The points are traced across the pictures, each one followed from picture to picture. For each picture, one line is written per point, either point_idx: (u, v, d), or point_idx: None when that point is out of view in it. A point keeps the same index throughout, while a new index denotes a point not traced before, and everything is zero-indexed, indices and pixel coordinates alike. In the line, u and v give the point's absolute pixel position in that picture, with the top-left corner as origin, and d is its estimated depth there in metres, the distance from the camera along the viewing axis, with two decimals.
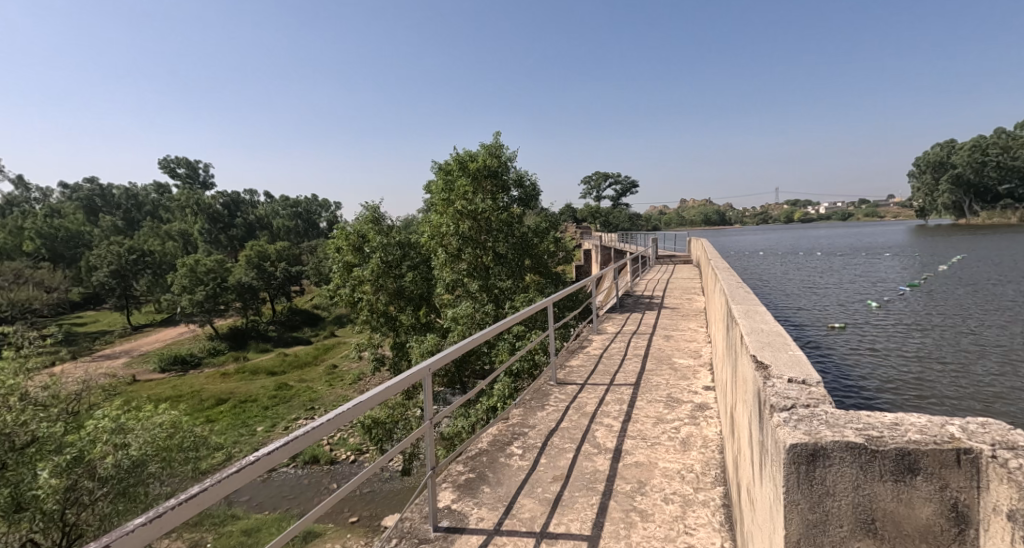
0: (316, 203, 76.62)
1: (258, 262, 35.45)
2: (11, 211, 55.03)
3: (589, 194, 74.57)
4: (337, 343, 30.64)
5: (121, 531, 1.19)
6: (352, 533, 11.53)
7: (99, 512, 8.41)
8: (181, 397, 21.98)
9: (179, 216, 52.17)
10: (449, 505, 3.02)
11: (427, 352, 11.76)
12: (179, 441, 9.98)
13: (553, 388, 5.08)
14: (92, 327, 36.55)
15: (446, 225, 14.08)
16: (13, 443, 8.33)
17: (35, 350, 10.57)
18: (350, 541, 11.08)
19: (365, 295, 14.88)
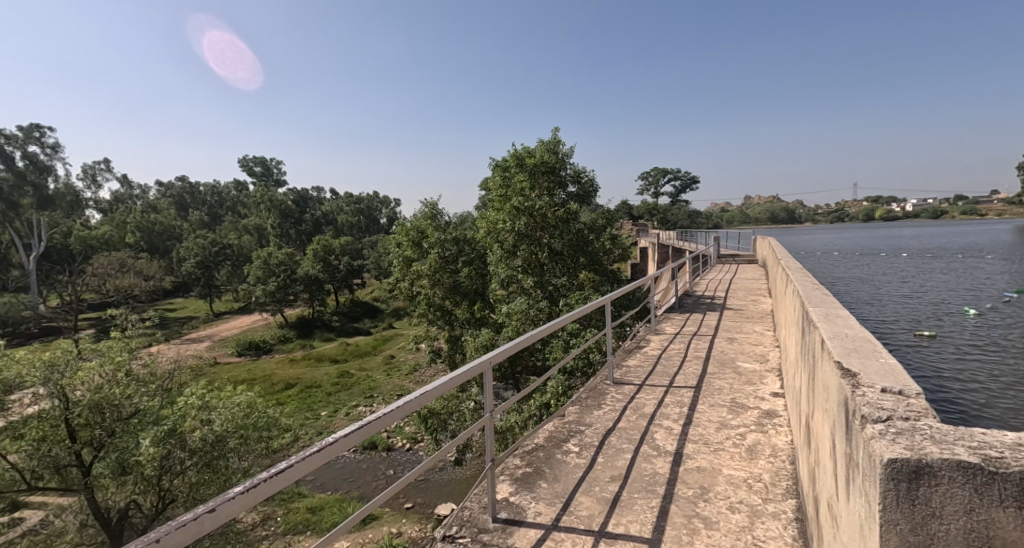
0: (379, 200, 79.76)
1: (324, 256, 37.48)
2: (117, 208, 61.45)
3: (647, 192, 72.62)
4: (395, 335, 31.77)
5: (225, 497, 1.35)
6: (407, 519, 12.00)
7: (189, 480, 9.31)
8: (255, 380, 23.69)
9: (255, 210, 56.05)
10: (507, 497, 3.06)
11: (481, 346, 11.95)
12: (255, 420, 10.66)
13: (610, 388, 5.01)
14: (180, 313, 40.09)
15: (503, 223, 14.20)
16: (120, 413, 9.39)
17: (138, 332, 11.76)
18: (405, 527, 11.56)
19: (423, 289, 15.30)
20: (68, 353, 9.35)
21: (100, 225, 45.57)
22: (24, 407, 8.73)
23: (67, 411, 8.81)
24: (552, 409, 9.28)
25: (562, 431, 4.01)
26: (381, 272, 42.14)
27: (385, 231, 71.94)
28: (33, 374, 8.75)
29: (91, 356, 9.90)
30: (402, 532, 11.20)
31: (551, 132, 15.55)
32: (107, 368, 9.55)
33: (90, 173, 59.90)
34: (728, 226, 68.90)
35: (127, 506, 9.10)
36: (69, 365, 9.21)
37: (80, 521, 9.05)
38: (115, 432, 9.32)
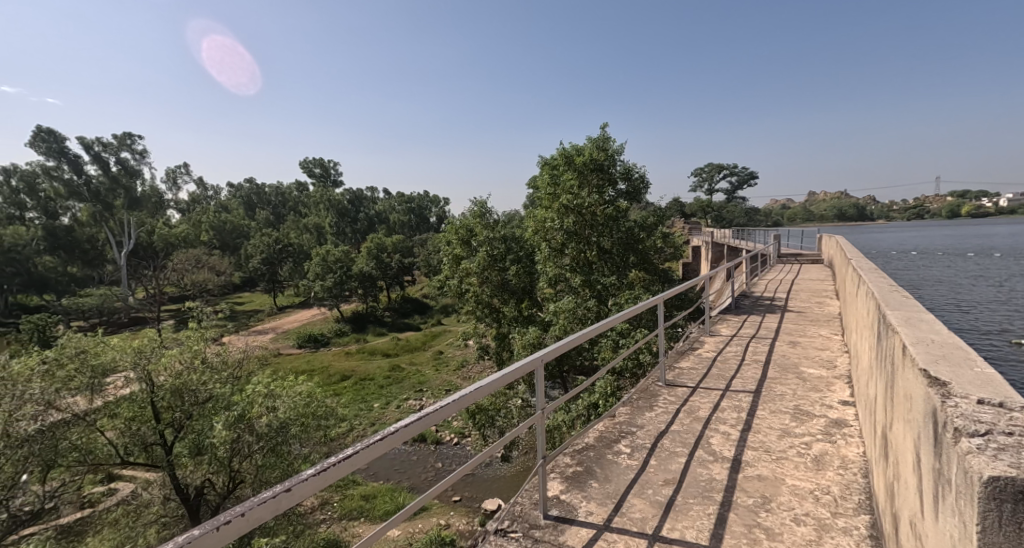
0: (429, 199, 81.52)
1: (377, 254, 38.73)
2: (193, 208, 66.32)
3: (701, 188, 69.82)
4: (444, 331, 32.41)
5: (299, 478, 1.51)
6: (455, 511, 12.30)
7: (256, 463, 9.92)
8: (314, 371, 24.90)
9: (314, 210, 58.81)
10: (558, 494, 3.05)
11: (528, 344, 11.97)
12: (316, 409, 11.13)
13: (662, 389, 4.88)
14: (247, 306, 42.78)
15: (551, 221, 14.15)
16: (197, 398, 10.15)
17: (211, 323, 12.65)
18: (453, 519, 11.86)
19: (471, 286, 15.53)
20: (154, 341, 10.24)
21: (179, 224, 49.43)
22: (117, 389, 9.65)
23: (152, 394, 9.67)
24: (601, 410, 9.19)
25: (614, 431, 3.94)
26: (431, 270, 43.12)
27: (434, 229, 73.42)
28: (125, 359, 9.67)
29: (172, 345, 10.76)
30: (450, 525, 11.50)
31: (601, 128, 15.36)
32: (186, 355, 10.36)
33: (171, 176, 65.09)
34: (789, 223, 65.14)
35: (203, 483, 9.83)
36: (154, 352, 10.08)
37: (163, 495, 9.85)
38: (192, 415, 10.08)
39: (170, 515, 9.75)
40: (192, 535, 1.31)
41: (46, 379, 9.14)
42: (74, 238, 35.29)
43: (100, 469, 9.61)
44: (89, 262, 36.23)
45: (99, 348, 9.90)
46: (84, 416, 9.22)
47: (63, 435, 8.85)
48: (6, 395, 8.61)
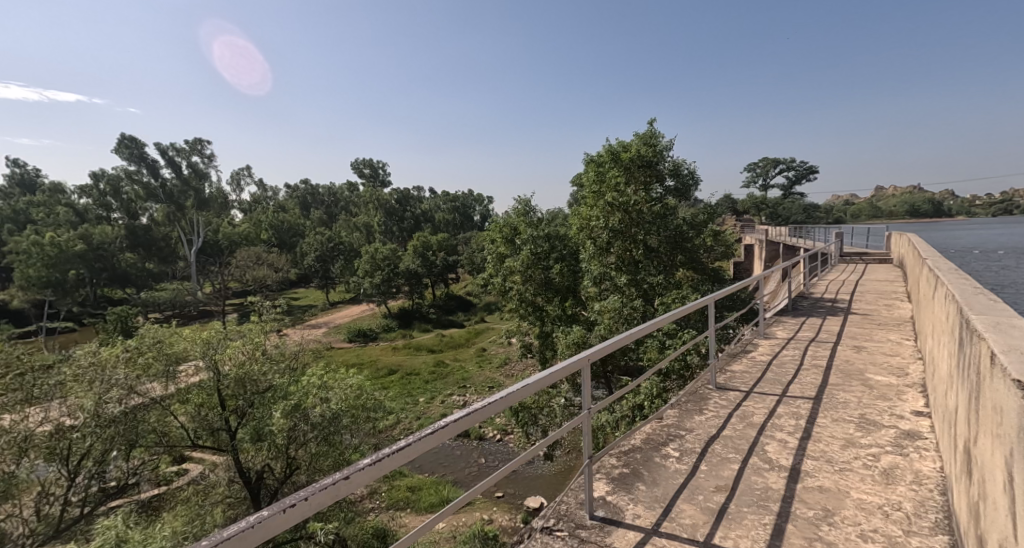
0: (473, 198, 82.35)
1: (423, 252, 39.49)
2: (254, 208, 70.11)
3: (754, 183, 66.70)
4: (487, 329, 32.71)
5: (356, 467, 1.61)
6: (497, 507, 12.43)
7: (310, 451, 10.41)
8: (363, 365, 25.78)
9: (364, 209, 60.75)
10: (604, 496, 3.01)
11: (572, 343, 11.88)
12: (365, 401, 11.47)
13: (712, 393, 4.71)
14: (302, 301, 44.79)
15: (596, 219, 13.93)
16: (257, 387, 10.74)
17: (271, 317, 13.37)
18: (496, 514, 11.99)
19: (515, 285, 15.55)
20: (220, 333, 10.93)
21: (241, 223, 52.44)
22: (188, 376, 10.37)
23: (218, 382, 10.33)
24: (647, 411, 9.02)
25: (663, 434, 3.84)
26: (475, 268, 43.63)
27: (479, 228, 74.16)
28: (195, 349, 10.41)
29: (235, 337, 11.45)
30: (493, 520, 11.64)
31: (649, 124, 15.03)
32: (248, 346, 11.00)
33: (234, 178, 69.14)
34: (852, 220, 61.18)
35: (263, 468, 10.39)
36: (220, 343, 10.76)
37: (228, 477, 10.51)
38: (254, 403, 10.68)
39: (234, 496, 10.41)
40: (261, 516, 1.40)
41: (128, 365, 9.94)
42: (151, 237, 38.15)
43: (172, 451, 10.37)
44: (163, 259, 39.01)
45: (172, 338, 10.68)
46: (159, 401, 9.96)
47: (142, 418, 9.61)
48: (95, 378, 9.39)
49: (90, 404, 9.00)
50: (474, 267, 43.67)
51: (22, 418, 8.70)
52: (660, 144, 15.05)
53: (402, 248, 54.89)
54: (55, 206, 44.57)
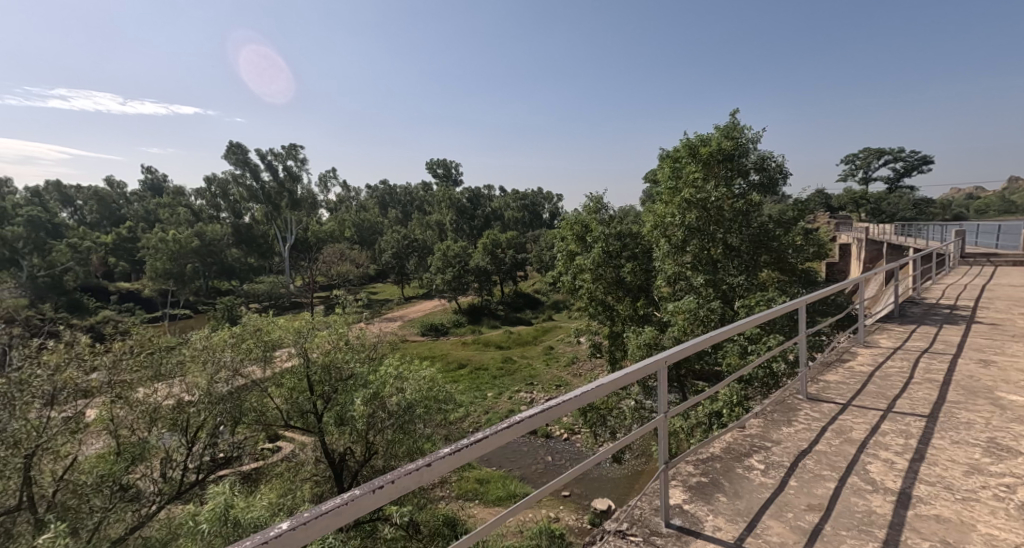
0: (542, 196, 82.16)
1: (493, 249, 39.96)
2: (338, 207, 74.79)
3: (851, 176, 60.47)
4: (555, 327, 32.59)
5: (437, 456, 1.68)
6: (564, 506, 12.42)
7: (387, 438, 10.96)
8: (435, 357, 26.72)
9: (437, 208, 62.62)
10: (681, 504, 2.86)
11: (644, 344, 11.49)
12: (438, 393, 11.76)
13: (803, 404, 4.32)
14: (380, 295, 47.27)
15: (671, 216, 13.29)
16: (340, 375, 11.45)
17: (352, 309, 14.21)
18: (562, 513, 11.99)
19: (584, 283, 15.32)
20: (309, 324, 11.80)
21: (328, 221, 56.22)
22: (282, 362, 11.30)
23: (307, 368, 11.20)
24: (726, 419, 8.53)
25: (748, 443, 3.59)
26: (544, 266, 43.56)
27: (547, 226, 73.84)
28: (289, 337, 11.32)
29: (322, 327, 12.26)
30: (559, 519, 11.64)
31: (731, 115, 14.17)
32: (333, 335, 11.76)
33: (321, 180, 74.03)
34: (972, 216, 53.50)
35: (345, 450, 11.08)
36: (309, 333, 11.61)
37: (315, 457, 11.35)
38: (337, 389, 11.41)
39: (321, 474, 11.25)
40: (354, 494, 1.49)
41: (233, 349, 10.95)
42: (252, 235, 41.72)
43: (269, 429, 11.33)
44: (262, 254, 42.79)
45: (269, 327, 11.66)
46: (258, 382, 10.93)
47: (245, 398, 10.61)
48: (207, 359, 10.47)
49: (204, 383, 10.03)
50: (542, 265, 43.62)
51: (152, 391, 9.91)
52: (744, 136, 14.15)
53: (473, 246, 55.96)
54: (175, 206, 50.32)
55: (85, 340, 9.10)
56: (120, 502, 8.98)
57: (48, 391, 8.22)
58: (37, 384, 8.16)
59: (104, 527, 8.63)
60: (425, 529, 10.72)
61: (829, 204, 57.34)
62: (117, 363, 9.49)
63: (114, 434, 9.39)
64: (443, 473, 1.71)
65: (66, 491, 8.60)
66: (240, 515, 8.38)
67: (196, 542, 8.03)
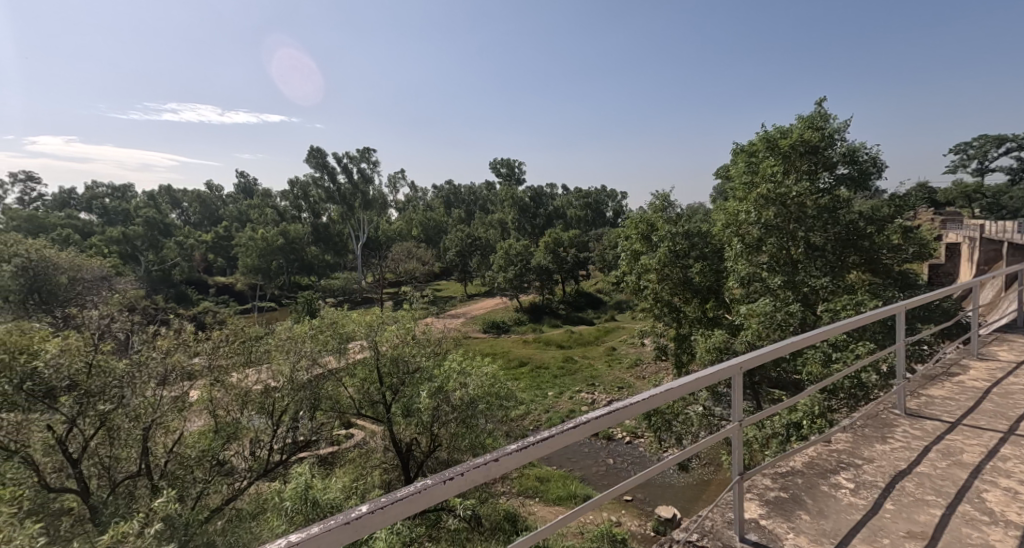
0: (606, 194, 80.58)
1: (554, 248, 39.43)
2: (406, 207, 77.59)
3: (959, 167, 53.85)
4: (618, 327, 31.90)
5: (504, 453, 1.66)
6: (626, 510, 12.11)
7: (450, 431, 11.24)
8: (496, 355, 27.04)
9: (500, 207, 63.27)
10: (758, 519, 2.64)
11: (713, 348, 10.93)
12: (499, 390, 11.76)
13: (901, 419, 3.87)
14: (445, 293, 48.60)
15: (745, 213, 12.51)
16: (407, 368, 11.85)
17: (418, 305, 14.68)
18: (624, 518, 11.70)
19: (649, 284, 14.82)
20: (379, 318, 12.30)
21: (397, 220, 58.57)
22: (354, 353, 11.87)
23: (376, 360, 11.71)
24: (806, 431, 7.91)
25: (836, 459, 3.26)
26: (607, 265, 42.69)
27: (611, 225, 72.42)
28: (361, 331, 11.83)
29: (391, 321, 12.73)
30: (620, 523, 11.36)
31: (817, 104, 13.10)
32: (401, 330, 12.18)
33: (390, 181, 77.07)
34: None
35: (411, 441, 11.46)
36: (378, 327, 12.11)
37: (383, 445, 11.85)
38: (404, 382, 11.82)
39: (389, 462, 11.75)
40: (424, 484, 1.48)
41: (312, 340, 11.59)
42: (329, 233, 43.91)
43: (342, 416, 11.93)
44: (337, 252, 45.37)
45: (343, 320, 12.25)
46: (334, 372, 11.54)
47: (322, 386, 11.26)
48: (290, 349, 11.20)
49: (287, 371, 10.82)
50: (605, 264, 42.78)
51: (243, 376, 10.73)
52: (830, 127, 13.04)
53: (535, 245, 55.96)
54: (262, 207, 54.55)
55: (189, 329, 10.04)
56: (218, 475, 9.95)
57: (161, 372, 9.18)
58: (152, 365, 9.13)
59: (204, 497, 9.58)
60: (486, 522, 10.77)
61: (932, 199, 51.37)
62: (215, 349, 10.36)
63: (212, 414, 10.29)
64: (511, 469, 1.70)
65: (174, 462, 9.65)
66: (318, 495, 8.86)
67: (282, 517, 8.66)
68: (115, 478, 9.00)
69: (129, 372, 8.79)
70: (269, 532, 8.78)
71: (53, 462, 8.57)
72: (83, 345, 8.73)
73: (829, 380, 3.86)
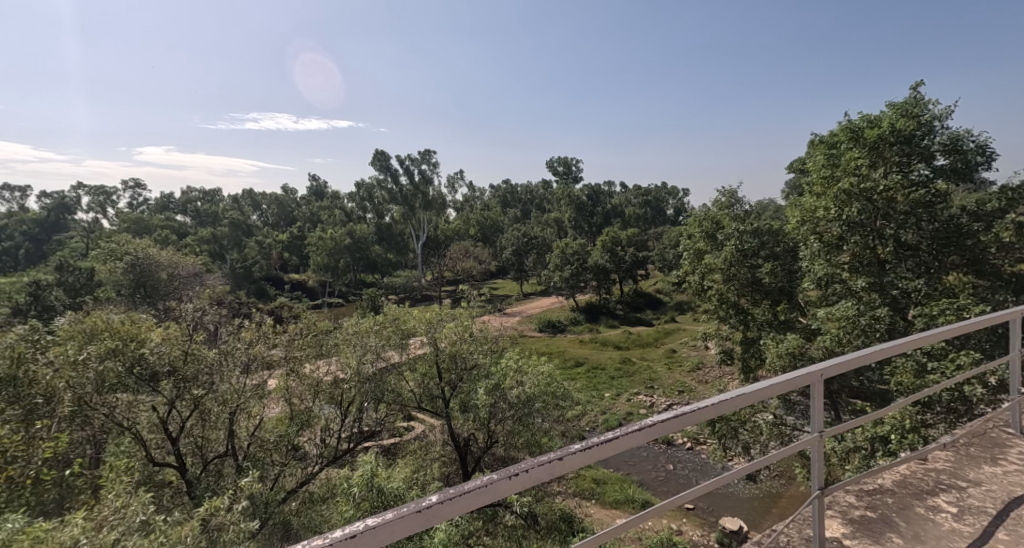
0: (666, 191, 77.80)
1: (612, 247, 38.18)
2: (464, 207, 78.86)
3: None
4: (678, 329, 30.74)
5: (568, 452, 1.65)
6: (688, 519, 11.68)
7: (507, 428, 11.34)
8: (552, 354, 26.89)
9: (557, 206, 62.89)
10: (840, 538, 2.43)
11: (786, 354, 10.27)
12: (556, 389, 11.66)
13: (1015, 440, 3.42)
14: (501, 292, 49.05)
15: (824, 210, 11.59)
16: (465, 364, 12.06)
17: (476, 303, 14.88)
18: (685, 527, 11.30)
19: (714, 284, 14.14)
20: (439, 316, 12.59)
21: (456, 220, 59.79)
22: (415, 349, 12.24)
23: (436, 356, 12.02)
24: (893, 446, 7.23)
25: (933, 479, 2.94)
26: (668, 265, 41.27)
27: (672, 223, 69.88)
28: (421, 327, 12.10)
29: (450, 318, 13.00)
30: (681, 532, 10.97)
31: (913, 88, 11.87)
32: (460, 328, 12.38)
33: (448, 181, 78.64)
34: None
35: (469, 436, 11.67)
36: (438, 324, 12.41)
37: (443, 439, 12.18)
38: (463, 378, 12.04)
39: (448, 456, 12.08)
40: (493, 477, 1.51)
41: (376, 335, 11.99)
42: (391, 233, 45.34)
43: (405, 409, 12.36)
44: (400, 251, 47.04)
45: (405, 316, 12.64)
46: (396, 366, 11.96)
47: (387, 380, 11.71)
48: (356, 343, 11.64)
49: (354, 363, 11.27)
50: (665, 264, 41.37)
51: (315, 367, 11.33)
52: (928, 113, 11.75)
53: (591, 244, 55.15)
54: (331, 208, 57.53)
55: (269, 322, 10.73)
56: (292, 459, 10.77)
57: (244, 361, 9.94)
58: (238, 355, 9.90)
59: (282, 478, 10.38)
60: (543, 521, 10.64)
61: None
62: (291, 341, 10.92)
63: (288, 402, 10.97)
64: (574, 469, 1.70)
65: (256, 445, 10.56)
66: (384, 483, 9.24)
67: (349, 503, 9.10)
68: (207, 456, 9.93)
69: (217, 360, 9.65)
70: (338, 516, 9.23)
71: (156, 439, 9.56)
72: (181, 334, 9.64)
73: (926, 392, 3.47)
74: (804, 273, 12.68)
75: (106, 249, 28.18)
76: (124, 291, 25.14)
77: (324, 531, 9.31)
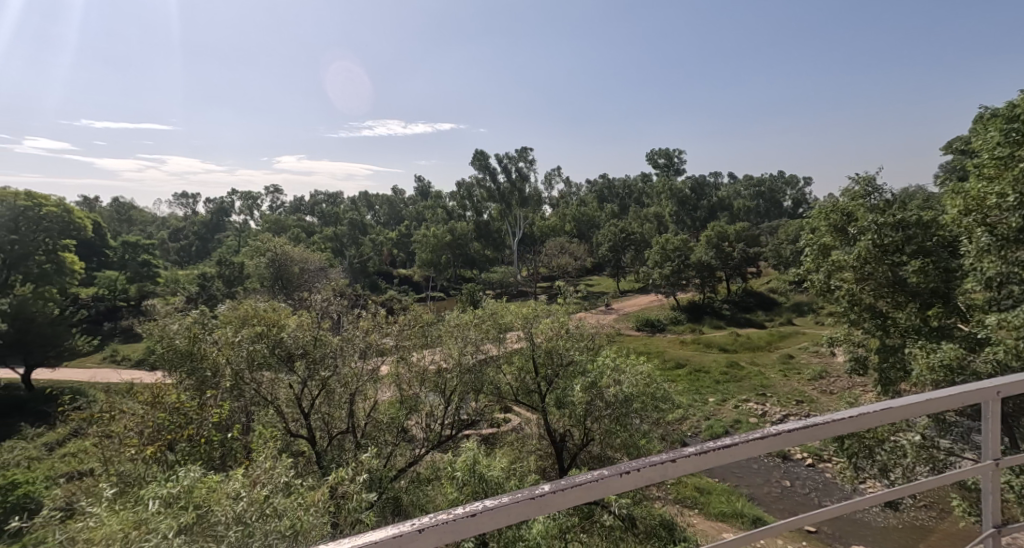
0: (782, 181, 70.62)
1: (718, 242, 35.08)
2: (561, 203, 78.31)
3: None
4: (795, 333, 27.79)
5: (677, 456, 1.57)
6: (807, 542, 10.60)
7: (604, 427, 11.10)
8: (651, 354, 25.69)
9: (657, 200, 60.09)
10: None
11: (940, 366, 8.75)
12: (655, 390, 11.16)
13: None
14: (598, 289, 48.08)
15: (997, 197, 9.55)
16: (561, 361, 12.04)
17: (570, 299, 14.70)
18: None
19: (844, 283, 12.45)
20: (535, 311, 12.67)
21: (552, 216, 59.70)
22: (513, 343, 12.43)
23: (533, 350, 12.13)
24: None
25: None
26: (784, 262, 37.51)
27: (787, 216, 63.36)
28: (518, 322, 12.35)
29: (546, 314, 13.03)
30: None
31: None
32: (557, 324, 12.31)
33: (546, 178, 78.72)
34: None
35: (565, 433, 11.64)
36: (534, 319, 12.49)
37: (539, 433, 12.31)
38: (559, 374, 12.07)
39: (544, 449, 12.19)
40: (604, 473, 1.50)
41: (476, 328, 12.35)
42: (490, 230, 46.39)
43: (503, 401, 12.64)
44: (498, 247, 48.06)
45: (503, 311, 12.87)
46: (495, 358, 12.25)
47: (487, 372, 12.01)
48: (458, 335, 12.03)
49: (456, 354, 11.65)
50: (781, 260, 37.63)
51: (421, 356, 11.84)
52: None
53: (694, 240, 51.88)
54: (434, 206, 60.31)
55: (382, 313, 11.48)
56: (402, 440, 11.59)
57: (362, 348, 10.82)
58: (356, 342, 10.80)
59: (393, 457, 11.23)
60: (642, 525, 10.34)
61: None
62: (401, 331, 11.56)
63: (397, 387, 11.54)
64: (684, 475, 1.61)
65: (371, 425, 11.43)
66: (485, 470, 9.53)
67: (453, 486, 9.52)
68: (332, 431, 11.05)
69: (340, 346, 10.62)
70: (442, 497, 9.74)
71: (293, 412, 10.83)
72: (310, 322, 10.74)
73: None
74: (966, 272, 10.62)
75: (252, 247, 32.36)
76: (266, 283, 28.71)
77: (430, 510, 9.90)
